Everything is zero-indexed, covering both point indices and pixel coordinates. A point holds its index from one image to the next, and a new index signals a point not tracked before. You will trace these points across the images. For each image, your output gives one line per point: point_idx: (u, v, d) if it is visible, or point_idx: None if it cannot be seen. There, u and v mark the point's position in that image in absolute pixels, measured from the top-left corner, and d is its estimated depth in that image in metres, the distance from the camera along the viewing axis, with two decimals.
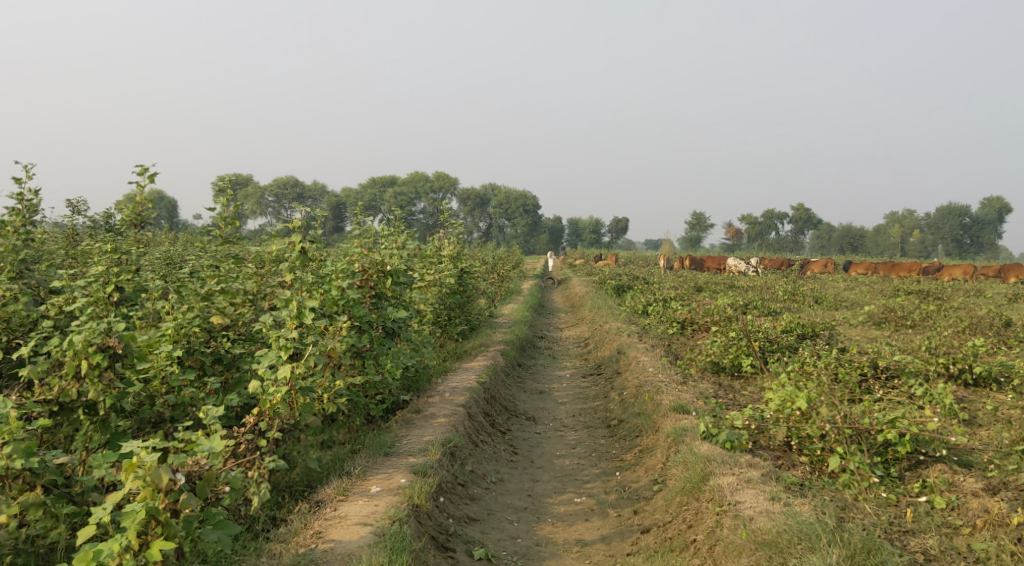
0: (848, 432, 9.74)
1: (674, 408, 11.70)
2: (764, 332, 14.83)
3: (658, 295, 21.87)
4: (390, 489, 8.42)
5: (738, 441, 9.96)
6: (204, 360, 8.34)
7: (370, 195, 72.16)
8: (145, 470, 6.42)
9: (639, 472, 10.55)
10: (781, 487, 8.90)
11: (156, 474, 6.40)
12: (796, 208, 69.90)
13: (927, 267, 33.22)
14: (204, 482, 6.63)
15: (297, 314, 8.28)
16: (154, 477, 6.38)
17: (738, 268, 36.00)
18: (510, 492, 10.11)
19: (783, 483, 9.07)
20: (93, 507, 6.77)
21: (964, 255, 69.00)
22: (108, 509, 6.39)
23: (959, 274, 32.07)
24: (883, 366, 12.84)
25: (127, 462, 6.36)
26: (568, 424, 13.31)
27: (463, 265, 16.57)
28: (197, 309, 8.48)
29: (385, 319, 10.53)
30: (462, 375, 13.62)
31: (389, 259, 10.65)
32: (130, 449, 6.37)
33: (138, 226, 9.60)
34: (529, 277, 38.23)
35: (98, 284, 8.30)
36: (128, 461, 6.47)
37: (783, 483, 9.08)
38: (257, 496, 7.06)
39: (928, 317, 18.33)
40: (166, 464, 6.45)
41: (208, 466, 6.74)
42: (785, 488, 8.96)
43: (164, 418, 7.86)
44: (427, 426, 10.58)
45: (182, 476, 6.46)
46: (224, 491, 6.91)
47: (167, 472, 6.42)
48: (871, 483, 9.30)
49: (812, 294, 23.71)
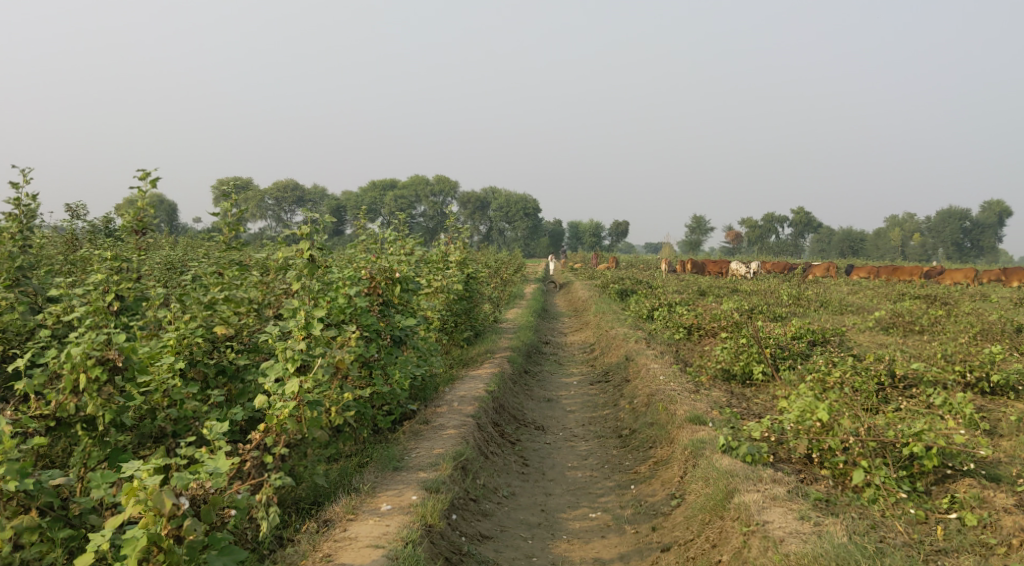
0: (872, 444, 9.43)
1: (691, 419, 11.36)
2: (775, 338, 14.45)
3: (664, 300, 21.52)
4: (401, 507, 8.09)
5: (759, 455, 9.67)
6: (207, 371, 8.03)
7: (370, 199, 71.85)
8: (146, 494, 6.11)
9: (656, 486, 10.23)
10: (810, 505, 8.63)
11: (158, 499, 6.07)
12: (796, 212, 69.37)
13: (929, 271, 32.91)
14: (210, 506, 6.33)
15: (305, 325, 7.89)
16: (156, 502, 6.05)
17: (741, 272, 35.65)
18: (522, 507, 9.78)
19: (810, 500, 8.83)
20: (91, 530, 6.47)
21: (964, 258, 68.72)
22: (107, 535, 6.10)
23: (959, 278, 31.75)
24: (901, 375, 12.43)
25: (127, 486, 6.07)
26: (579, 434, 12.98)
27: (469, 270, 16.24)
28: (200, 318, 8.14)
29: (393, 326, 10.24)
30: (469, 384, 13.27)
31: (398, 266, 10.36)
32: (130, 473, 6.08)
33: (139, 232, 9.28)
34: (530, 281, 37.83)
35: (98, 292, 7.98)
36: (128, 485, 6.17)
37: (810, 500, 8.83)
38: (264, 520, 6.87)
39: (938, 323, 17.99)
40: (169, 488, 6.11)
41: (214, 489, 6.42)
42: (813, 505, 8.75)
43: (165, 433, 7.54)
44: (437, 438, 10.25)
45: (186, 501, 6.13)
46: (229, 515, 6.62)
47: (169, 497, 6.09)
48: (899, 499, 8.96)
49: (817, 298, 23.35)
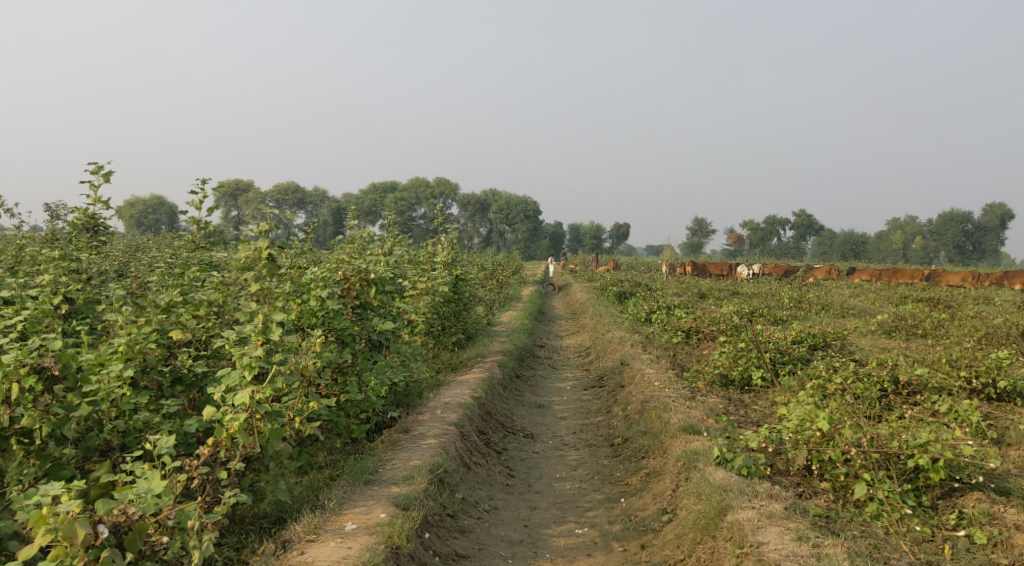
0: (875, 456, 8.86)
1: (684, 429, 10.79)
2: (774, 342, 13.90)
3: (662, 303, 20.97)
4: (368, 526, 7.55)
5: (755, 467, 9.12)
6: (162, 379, 7.44)
7: (370, 201, 71.30)
8: (58, 523, 5.80)
9: (646, 499, 9.69)
10: (808, 524, 8.09)
11: (71, 528, 5.79)
12: (798, 214, 68.75)
13: (931, 273, 32.33)
14: (135, 534, 6.05)
15: (264, 329, 7.32)
16: (69, 531, 5.77)
17: (741, 273, 35.05)
18: (504, 523, 9.22)
19: (809, 517, 8.28)
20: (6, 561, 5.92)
21: (967, 262, 68.13)
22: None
23: (956, 280, 31.28)
24: (905, 382, 11.86)
25: (38, 513, 5.78)
26: (569, 442, 12.42)
27: (459, 271, 15.65)
28: (155, 322, 7.58)
29: (369, 330, 9.67)
30: (456, 390, 12.70)
31: (375, 267, 9.76)
32: (42, 499, 5.76)
33: (90, 228, 8.93)
34: (528, 283, 37.24)
35: (44, 294, 7.46)
36: (38, 512, 5.82)
37: (809, 517, 8.28)
38: (197, 550, 6.19)
39: (941, 327, 17.44)
40: (84, 517, 5.84)
41: (139, 515, 6.11)
42: (812, 524, 8.20)
43: (112, 446, 7.02)
44: (415, 449, 9.68)
45: (104, 530, 5.91)
46: (162, 543, 6.21)
47: (84, 527, 5.82)
48: (903, 515, 8.37)
49: (818, 301, 22.78)
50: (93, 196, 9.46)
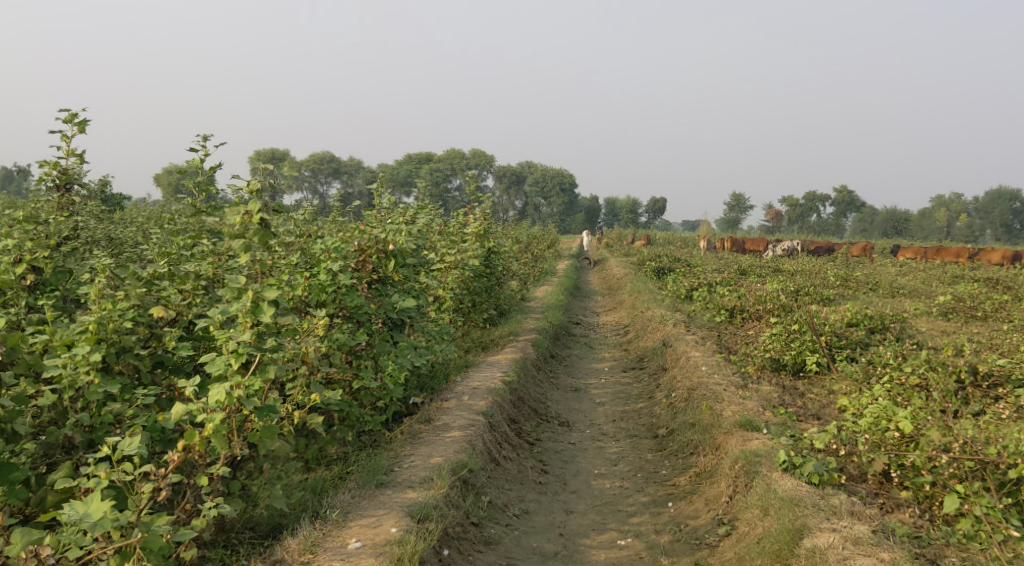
0: (970, 464, 7.56)
1: (741, 424, 9.51)
2: (831, 325, 12.57)
3: (703, 279, 19.69)
4: (375, 545, 6.46)
5: (828, 475, 7.93)
6: (140, 364, 6.29)
7: (406, 172, 70.20)
8: None
9: (698, 505, 8.55)
10: (908, 555, 6.90)
11: None
12: (841, 190, 66.62)
13: (975, 252, 30.79)
14: None
15: (253, 309, 6.09)
16: None
17: (781, 249, 33.54)
18: (537, 531, 8.10)
19: (906, 549, 7.05)
20: None
21: (1014, 240, 65.91)
22: None
23: (997, 258, 29.74)
24: (985, 372, 10.39)
25: None
26: (608, 432, 11.26)
27: (491, 243, 14.47)
28: (135, 297, 6.44)
29: (388, 309, 8.49)
30: (485, 372, 11.58)
31: (395, 237, 8.55)
32: None
33: (63, 188, 7.64)
34: (562, 257, 36.08)
35: (6, 263, 6.40)
36: None
37: (906, 548, 7.05)
38: None
39: (1002, 309, 16.05)
40: None
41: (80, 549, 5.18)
42: (910, 555, 7.00)
43: (76, 444, 5.93)
44: (438, 444, 8.55)
45: None
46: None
47: None
48: (1007, 538, 7.13)
49: (865, 280, 21.38)
50: (68, 150, 8.27)
